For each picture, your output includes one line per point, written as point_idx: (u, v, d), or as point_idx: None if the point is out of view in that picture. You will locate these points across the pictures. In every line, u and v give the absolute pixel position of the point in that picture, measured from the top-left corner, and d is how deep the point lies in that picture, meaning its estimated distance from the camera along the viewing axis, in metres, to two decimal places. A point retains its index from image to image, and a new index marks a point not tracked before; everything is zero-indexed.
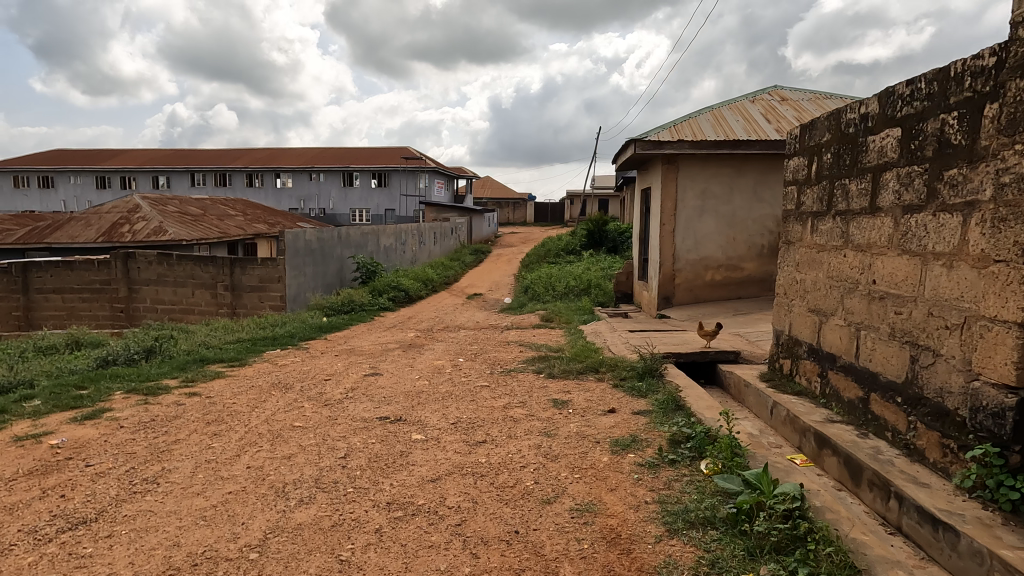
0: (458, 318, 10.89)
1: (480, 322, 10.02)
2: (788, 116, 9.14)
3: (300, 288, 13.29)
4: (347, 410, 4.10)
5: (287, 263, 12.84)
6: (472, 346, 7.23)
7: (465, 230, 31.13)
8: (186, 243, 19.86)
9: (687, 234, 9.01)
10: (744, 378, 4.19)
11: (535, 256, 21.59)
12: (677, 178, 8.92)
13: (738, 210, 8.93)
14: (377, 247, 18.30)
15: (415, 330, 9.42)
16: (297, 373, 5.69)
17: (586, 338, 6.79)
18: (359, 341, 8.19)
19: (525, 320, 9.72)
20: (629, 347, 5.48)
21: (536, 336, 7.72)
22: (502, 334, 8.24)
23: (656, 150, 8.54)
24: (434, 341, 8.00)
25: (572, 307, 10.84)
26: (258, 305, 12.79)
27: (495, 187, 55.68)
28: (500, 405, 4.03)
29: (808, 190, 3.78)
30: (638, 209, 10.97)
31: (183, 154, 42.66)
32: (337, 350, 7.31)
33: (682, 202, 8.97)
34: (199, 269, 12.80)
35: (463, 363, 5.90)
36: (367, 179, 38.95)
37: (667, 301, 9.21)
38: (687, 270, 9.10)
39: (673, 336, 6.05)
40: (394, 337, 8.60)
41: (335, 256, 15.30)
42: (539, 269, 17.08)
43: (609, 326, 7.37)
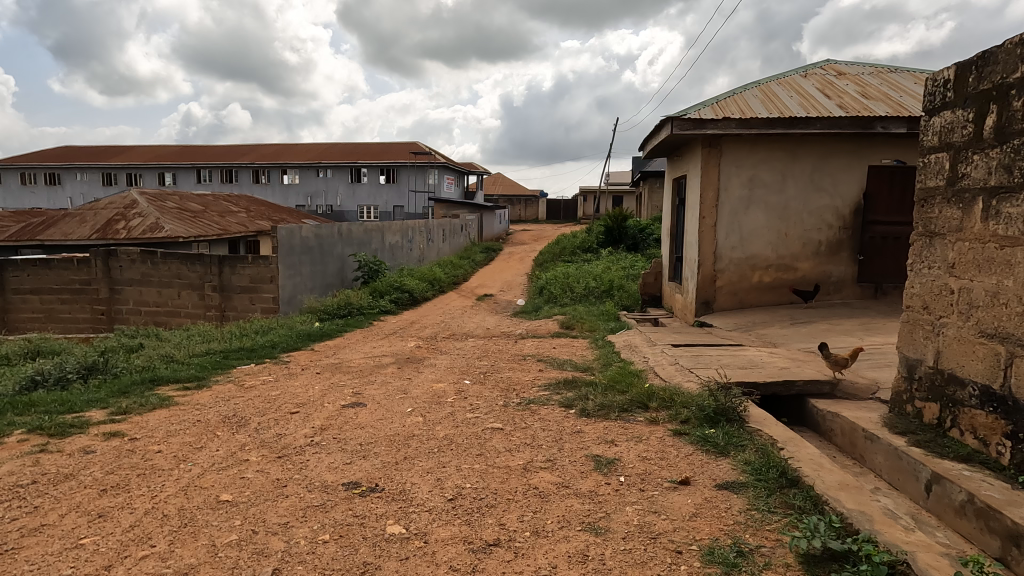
0: (466, 323, 9.74)
1: (490, 328, 8.84)
2: (850, 91, 7.84)
3: (295, 289, 12.22)
4: (306, 468, 2.95)
5: (280, 262, 11.77)
6: (481, 362, 6.05)
7: (475, 227, 29.99)
8: (183, 240, 18.93)
9: (731, 229, 7.78)
10: (863, 426, 2.97)
11: (549, 254, 20.33)
12: (720, 164, 7.69)
13: (792, 200, 7.68)
14: (381, 244, 17.19)
15: (416, 338, 8.28)
16: (262, 399, 4.56)
17: (619, 354, 5.58)
18: (352, 353, 7.05)
19: (542, 327, 8.52)
20: (681, 371, 4.28)
21: (556, 349, 6.53)
22: (516, 346, 7.05)
23: (697, 130, 7.31)
24: (437, 354, 6.82)
25: (594, 312, 9.63)
26: (249, 307, 11.76)
27: (506, 184, 54.47)
28: (517, 464, 2.85)
29: (978, 156, 2.57)
30: (670, 201, 9.74)
31: (190, 151, 42.00)
32: (321, 366, 6.17)
33: (726, 191, 7.74)
34: (185, 269, 11.78)
35: (470, 388, 4.72)
36: (375, 175, 37.94)
37: (707, 307, 7.97)
38: (730, 270, 7.87)
39: (733, 355, 4.82)
40: (391, 347, 7.47)
41: (335, 254, 14.21)
42: (554, 268, 15.85)
43: (645, 338, 6.16)
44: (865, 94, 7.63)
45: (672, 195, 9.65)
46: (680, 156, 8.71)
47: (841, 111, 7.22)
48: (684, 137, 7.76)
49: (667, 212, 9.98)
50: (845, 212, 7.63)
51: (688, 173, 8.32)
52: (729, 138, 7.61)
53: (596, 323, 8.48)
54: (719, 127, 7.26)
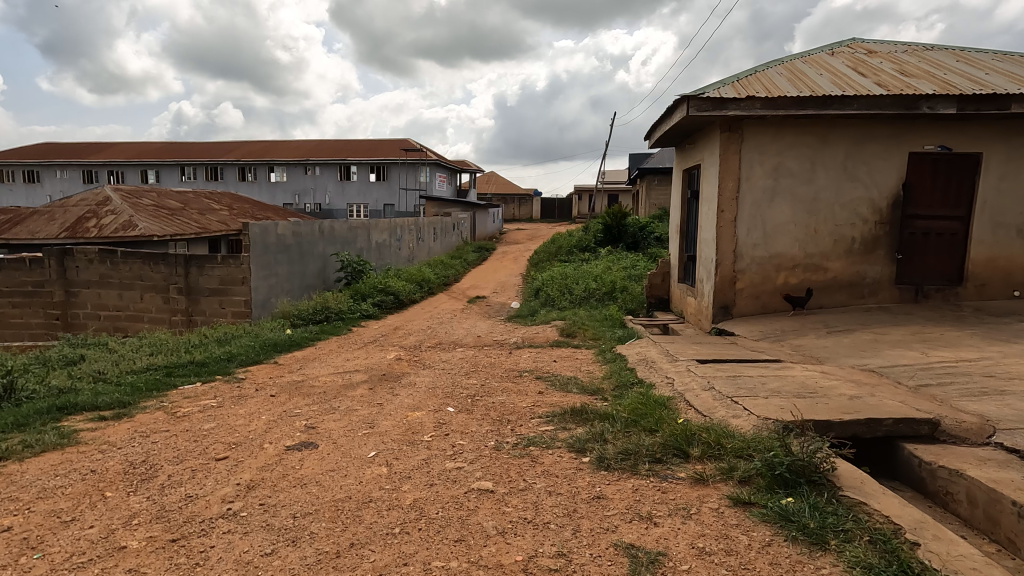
0: (455, 330, 8.81)
1: (482, 336, 7.91)
2: (886, 68, 6.98)
3: (270, 291, 11.26)
4: (203, 565, 2.01)
5: (253, 262, 10.80)
6: (469, 380, 5.12)
7: (468, 226, 29.07)
8: (157, 238, 17.90)
9: (754, 224, 6.90)
10: (1012, 497, 2.07)
11: (544, 253, 19.42)
12: (741, 150, 6.81)
13: (822, 191, 6.81)
14: (367, 242, 16.22)
15: (398, 349, 7.34)
16: (190, 435, 3.61)
17: (634, 372, 4.66)
18: (321, 367, 6.09)
19: (539, 335, 7.61)
20: (720, 400, 3.37)
21: (557, 364, 5.61)
22: (510, 358, 6.12)
23: (717, 110, 6.43)
24: (419, 368, 5.88)
25: (596, 317, 8.75)
26: (219, 311, 10.79)
27: (500, 182, 53.53)
28: (514, 563, 1.92)
29: None
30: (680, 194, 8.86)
31: (175, 148, 40.81)
32: (280, 385, 5.21)
33: (748, 181, 6.86)
34: (149, 269, 10.79)
35: (453, 419, 3.79)
36: (365, 173, 36.91)
37: (725, 312, 7.07)
38: (752, 271, 6.98)
39: (779, 376, 3.90)
40: (368, 359, 6.52)
41: (316, 254, 13.24)
42: (550, 269, 14.92)
43: (663, 352, 5.25)
44: (903, 72, 6.75)
45: (683, 187, 8.79)
46: (695, 143, 7.85)
47: (880, 88, 6.34)
48: (700, 119, 6.88)
49: (677, 206, 9.12)
50: (882, 205, 6.76)
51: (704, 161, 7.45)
52: (752, 121, 6.74)
53: (599, 330, 7.59)
54: (742, 108, 6.38)
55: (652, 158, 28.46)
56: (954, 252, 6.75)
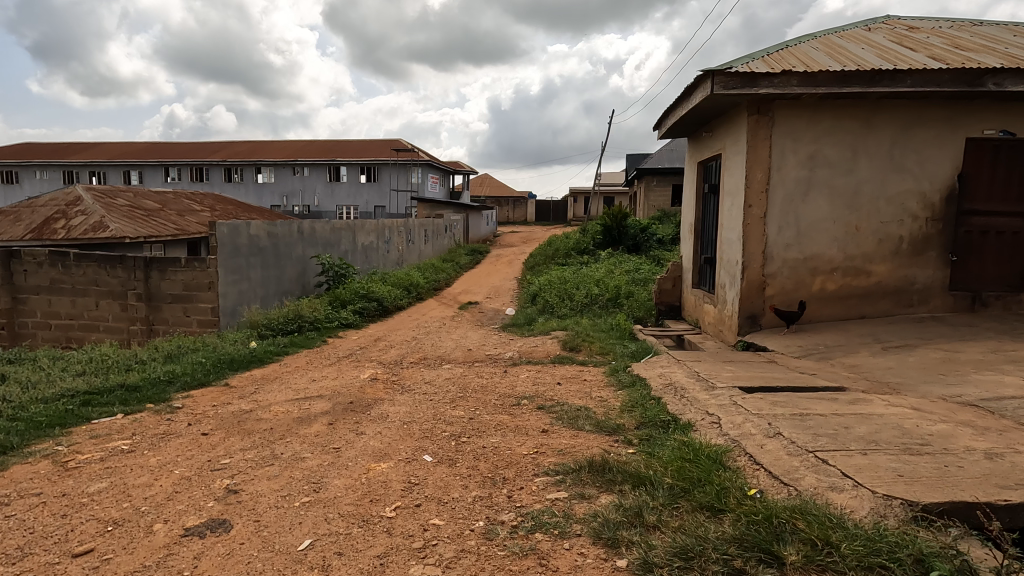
0: (443, 341, 7.83)
1: (473, 349, 6.93)
2: (936, 42, 6.09)
3: (240, 297, 10.25)
4: None
5: (221, 265, 9.79)
6: (455, 411, 4.14)
7: (461, 228, 28.15)
8: (129, 240, 16.82)
9: (785, 222, 5.99)
10: None
11: (540, 256, 18.45)
12: (771, 136, 5.90)
13: (865, 183, 5.90)
14: (352, 244, 15.22)
15: (376, 366, 6.35)
16: (62, 503, 2.61)
17: (661, 404, 3.71)
18: (279, 391, 5.10)
19: (538, 348, 6.66)
20: (799, 457, 2.41)
21: (564, 388, 4.65)
22: (505, 379, 5.15)
23: (746, 87, 5.53)
24: (396, 392, 4.90)
25: (602, 328, 7.80)
26: (183, 320, 9.76)
27: (494, 185, 52.65)
28: None
29: None
30: (694, 190, 7.96)
31: (159, 148, 39.62)
32: (221, 417, 4.21)
33: (779, 171, 5.95)
34: (104, 274, 9.78)
35: (430, 477, 2.82)
36: (355, 174, 35.89)
37: (752, 323, 6.14)
38: (783, 276, 6.06)
39: (861, 416, 2.94)
40: (338, 380, 5.53)
41: (295, 256, 12.24)
42: (547, 273, 13.97)
43: (692, 375, 4.30)
44: (957, 46, 5.86)
45: (699, 181, 7.90)
46: (715, 130, 6.95)
47: (936, 63, 5.45)
48: (725, 100, 5.99)
49: (690, 204, 8.21)
50: (934, 199, 5.87)
51: (727, 150, 6.55)
52: (785, 102, 5.84)
53: (606, 344, 6.64)
54: (775, 85, 5.48)
55: (650, 158, 27.65)
56: (1017, 255, 5.83)
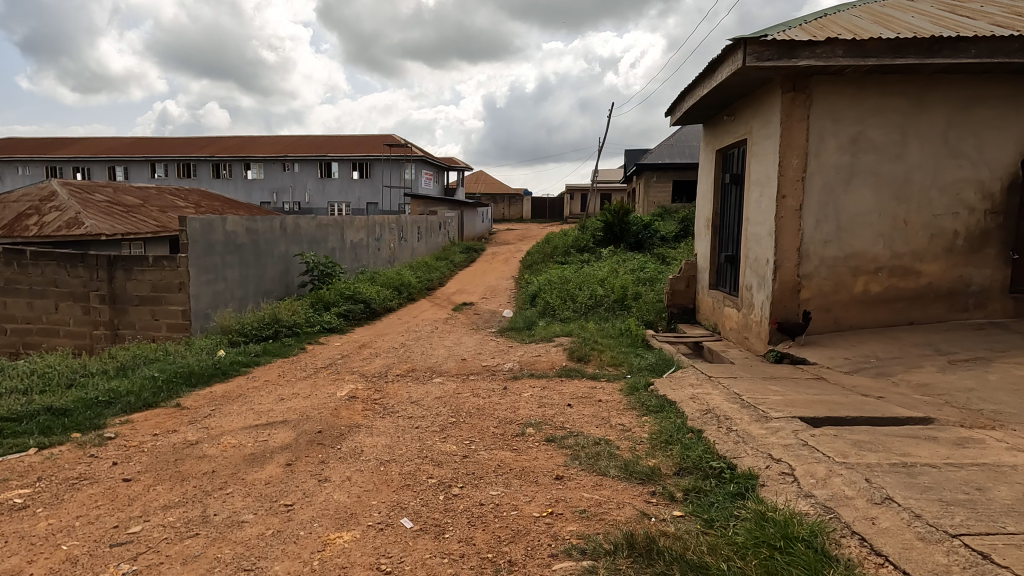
0: (435, 348, 7.07)
1: (467, 359, 6.17)
2: (996, 9, 5.34)
3: (214, 299, 9.46)
4: None
5: (192, 264, 8.97)
6: (446, 444, 3.37)
7: (455, 226, 27.36)
8: (106, 237, 15.93)
9: (824, 215, 5.26)
10: None
11: (538, 254, 17.68)
12: (810, 116, 5.16)
13: (915, 170, 5.17)
14: (339, 242, 14.40)
15: (358, 381, 5.57)
16: None
17: (704, 440, 2.96)
18: (239, 414, 4.32)
19: (541, 358, 5.90)
20: (942, 549, 1.65)
21: (577, 413, 3.89)
22: (506, 400, 4.38)
23: (784, 59, 4.78)
24: (376, 416, 4.13)
25: (611, 334, 7.04)
26: (151, 324, 8.95)
27: (489, 182, 51.85)
28: None
29: None
30: (713, 181, 7.22)
31: (146, 144, 38.60)
32: (158, 452, 3.43)
33: (818, 157, 5.21)
34: (64, 274, 8.99)
35: (408, 557, 2.06)
36: (347, 170, 35.00)
37: (785, 330, 5.39)
38: (821, 276, 5.32)
39: (987, 469, 2.19)
40: (311, 398, 4.75)
41: (276, 255, 11.41)
42: (547, 271, 13.20)
43: (734, 398, 3.55)
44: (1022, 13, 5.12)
45: (718, 171, 7.15)
46: (739, 113, 6.20)
47: (1003, 30, 4.71)
48: (756, 75, 5.22)
49: (708, 197, 7.47)
50: (994, 189, 5.14)
51: (754, 135, 5.81)
52: (825, 77, 5.09)
53: (618, 353, 5.89)
54: (818, 56, 4.73)
55: (650, 153, 26.93)
56: None
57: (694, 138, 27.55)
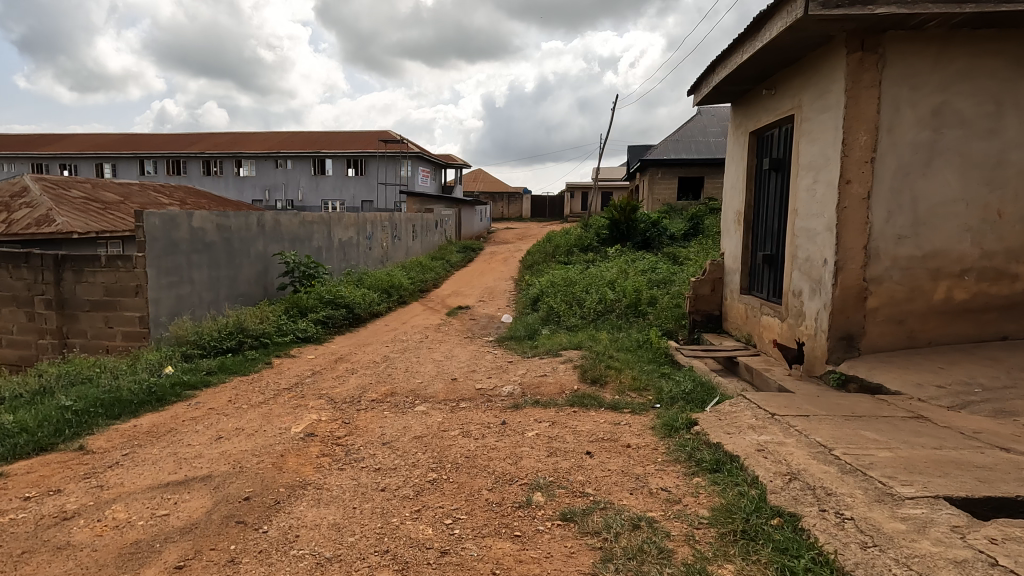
0: (421, 363, 6.05)
1: (459, 379, 5.15)
2: None
3: (177, 304, 8.45)
4: None
5: (150, 264, 7.93)
6: (419, 526, 2.35)
7: (452, 224, 26.36)
8: (77, 235, 14.84)
9: (898, 205, 4.26)
10: None
11: (539, 254, 16.65)
12: (883, 81, 4.15)
13: (1012, 149, 4.18)
14: (326, 240, 13.39)
15: (323, 407, 4.56)
16: None
17: (804, 539, 1.96)
18: (156, 461, 3.30)
19: (547, 379, 4.88)
20: None
21: (601, 470, 2.87)
22: (505, 442, 3.37)
23: (858, 5, 3.77)
24: (332, 468, 3.12)
25: (628, 347, 6.03)
26: (103, 332, 7.94)
27: (487, 180, 50.84)
28: None
29: None
30: (745, 169, 6.21)
31: (135, 140, 37.51)
32: (8, 535, 2.41)
33: (892, 133, 4.20)
34: (9, 276, 8.10)
35: None
36: (341, 167, 33.96)
37: (848, 347, 4.39)
38: (893, 281, 4.31)
39: None
40: (257, 437, 3.73)
41: (251, 254, 10.38)
42: (549, 272, 12.20)
43: (825, 453, 2.54)
44: None
45: (752, 158, 6.15)
46: (784, 86, 5.20)
47: None
48: (816, 31, 4.22)
49: (738, 188, 6.47)
50: None
51: (806, 109, 4.81)
52: (903, 32, 4.09)
53: (640, 374, 4.88)
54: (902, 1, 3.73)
55: (654, 149, 25.92)
56: None
57: (699, 133, 26.56)
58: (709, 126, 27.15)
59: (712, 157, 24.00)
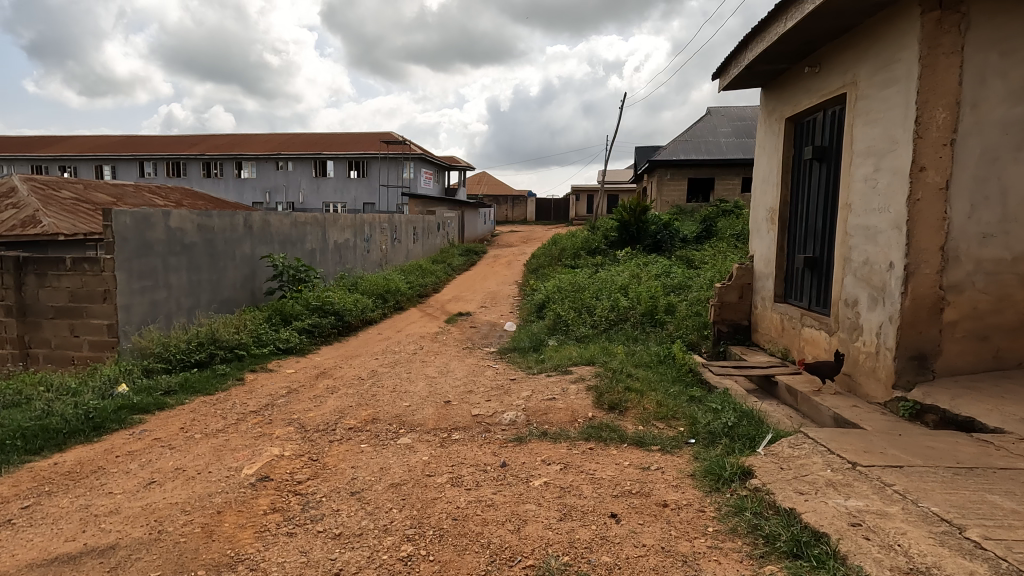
0: (412, 381, 5.32)
1: (453, 402, 4.41)
2: None
3: (151, 310, 7.78)
4: None
5: (121, 267, 7.26)
6: None
7: (455, 227, 25.66)
8: (62, 237, 14.19)
9: (983, 197, 3.52)
10: None
11: (544, 257, 15.91)
12: (968, 47, 3.41)
13: None
14: (320, 243, 12.72)
15: (289, 438, 3.83)
16: None
17: None
18: (59, 520, 2.58)
19: (556, 404, 4.14)
20: None
21: (633, 547, 2.12)
22: (506, 498, 2.62)
23: None
24: (279, 534, 2.40)
25: (648, 363, 5.28)
26: (69, 342, 7.28)
27: (492, 183, 50.18)
28: None
29: None
30: (780, 160, 5.47)
31: (135, 142, 37.06)
32: None
33: (977, 110, 3.47)
34: None
35: None
36: (343, 168, 33.37)
37: (920, 368, 3.63)
38: (976, 288, 3.57)
39: None
40: (197, 483, 3.01)
41: (236, 257, 9.70)
42: (556, 276, 11.48)
43: (954, 538, 1.80)
44: None
45: (788, 147, 5.41)
46: (833, 61, 4.47)
47: None
48: None
49: (770, 181, 5.72)
50: None
51: (864, 85, 4.07)
52: None
53: (666, 398, 4.13)
54: None
55: (662, 150, 25.18)
56: None
57: (709, 133, 25.81)
58: (719, 126, 26.41)
59: (722, 158, 23.24)
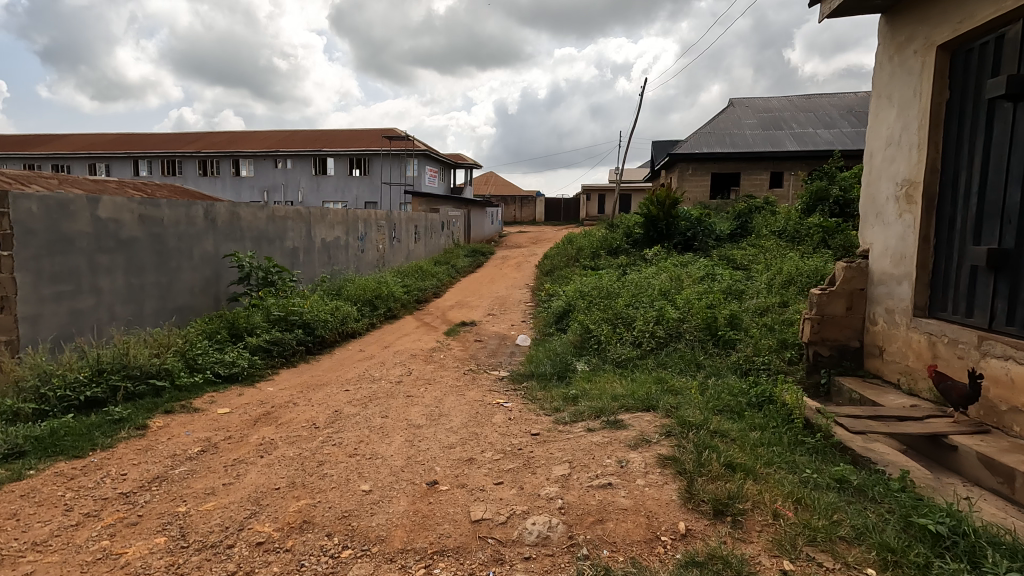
0: (386, 433, 3.62)
1: (442, 485, 2.71)
2: None
3: (70, 322, 6.14)
4: None
5: (24, 266, 5.63)
6: None
7: (460, 226, 23.98)
8: None
9: None
10: None
11: (559, 258, 14.21)
12: None
13: None
14: (304, 241, 11.07)
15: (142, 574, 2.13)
16: None
17: None
18: None
19: (616, 498, 2.41)
20: None
21: None
22: None
23: None
24: None
25: (734, 411, 3.55)
26: None
27: (499, 183, 48.55)
28: None
29: None
30: (925, 108, 3.74)
31: (131, 140, 35.84)
32: None
33: None
34: None
35: None
36: (344, 166, 31.86)
37: None
38: None
39: None
40: None
41: (194, 256, 8.06)
42: (576, 279, 9.79)
43: None
44: None
45: (939, 89, 3.68)
46: None
47: None
48: None
49: (902, 143, 3.98)
50: None
51: None
52: None
53: (803, 489, 2.42)
54: None
55: (683, 143, 23.37)
56: None
57: (732, 125, 23.96)
58: (743, 118, 24.56)
59: (749, 150, 21.38)
